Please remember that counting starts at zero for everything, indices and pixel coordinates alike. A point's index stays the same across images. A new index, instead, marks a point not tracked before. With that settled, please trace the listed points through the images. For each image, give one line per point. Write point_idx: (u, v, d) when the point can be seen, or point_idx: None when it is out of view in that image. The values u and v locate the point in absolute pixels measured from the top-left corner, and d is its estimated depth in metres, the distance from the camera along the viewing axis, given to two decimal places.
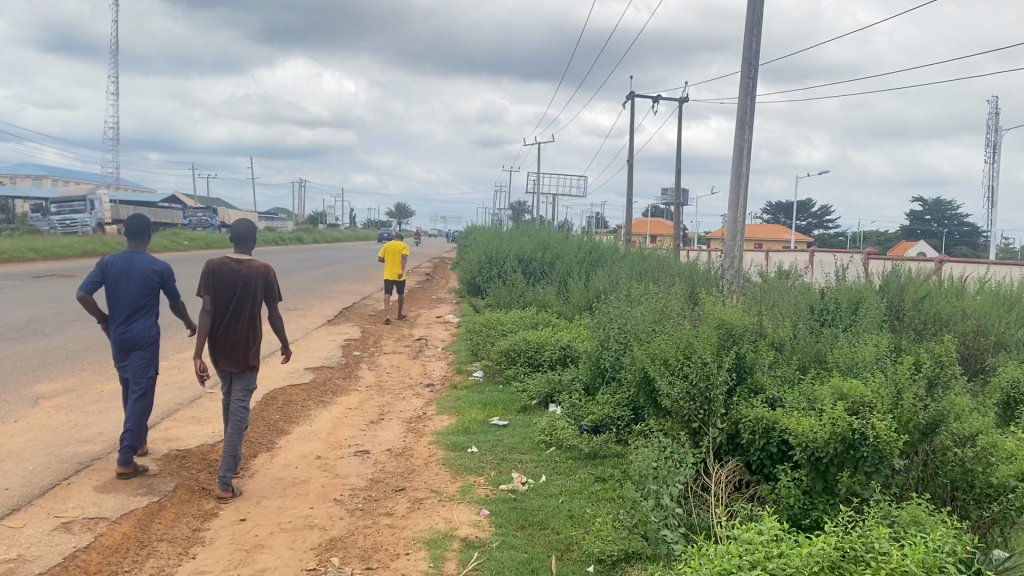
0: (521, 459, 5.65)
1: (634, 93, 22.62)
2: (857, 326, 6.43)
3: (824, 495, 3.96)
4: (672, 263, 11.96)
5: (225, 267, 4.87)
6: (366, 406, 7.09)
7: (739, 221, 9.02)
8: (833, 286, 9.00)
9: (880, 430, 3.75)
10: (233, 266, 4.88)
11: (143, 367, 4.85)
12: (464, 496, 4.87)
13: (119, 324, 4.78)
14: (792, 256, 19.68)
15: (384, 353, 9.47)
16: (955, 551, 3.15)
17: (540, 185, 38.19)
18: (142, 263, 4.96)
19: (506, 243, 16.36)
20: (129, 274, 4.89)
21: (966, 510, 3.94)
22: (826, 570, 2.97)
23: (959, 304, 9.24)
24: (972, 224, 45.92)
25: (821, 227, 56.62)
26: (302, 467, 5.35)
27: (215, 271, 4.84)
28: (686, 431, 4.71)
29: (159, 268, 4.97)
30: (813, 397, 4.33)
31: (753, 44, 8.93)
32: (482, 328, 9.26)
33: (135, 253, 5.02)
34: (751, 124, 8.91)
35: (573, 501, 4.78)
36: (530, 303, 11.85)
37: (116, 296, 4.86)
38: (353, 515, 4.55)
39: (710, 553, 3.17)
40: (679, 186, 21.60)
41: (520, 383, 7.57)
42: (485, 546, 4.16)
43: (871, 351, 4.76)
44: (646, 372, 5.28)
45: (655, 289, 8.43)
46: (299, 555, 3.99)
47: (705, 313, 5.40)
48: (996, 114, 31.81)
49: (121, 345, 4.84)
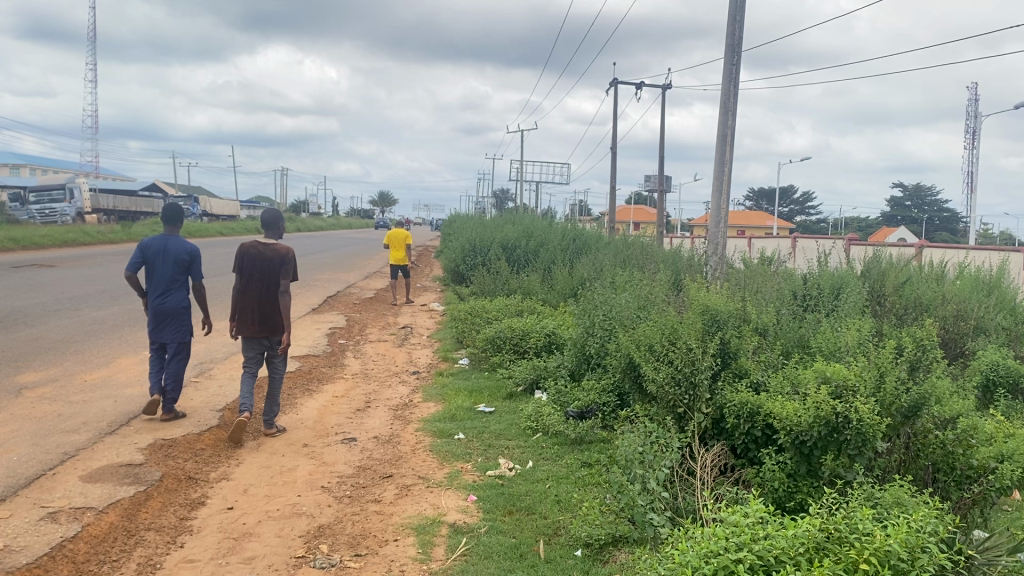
0: (507, 446, 5.67)
1: (618, 79, 22.56)
2: (839, 311, 6.49)
3: (808, 478, 4.01)
4: (656, 249, 12.01)
5: (254, 249, 5.69)
6: (352, 393, 7.10)
7: (723, 207, 9.06)
8: (815, 271, 9.09)
9: (863, 413, 3.79)
10: (259, 250, 5.70)
11: (176, 332, 5.72)
12: (452, 482, 4.89)
13: (157, 296, 5.66)
14: (774, 242, 19.86)
15: (370, 341, 9.47)
16: (937, 532, 3.20)
17: (524, 174, 38.09)
18: (176, 247, 5.85)
19: (491, 231, 16.33)
20: (165, 255, 5.79)
21: (947, 491, 3.99)
22: (811, 551, 3.01)
23: (939, 288, 9.36)
24: (951, 210, 46.37)
25: (802, 214, 57.01)
26: (288, 455, 5.35)
27: (244, 254, 5.70)
28: (672, 416, 4.75)
29: (191, 251, 5.83)
30: (796, 381, 4.38)
31: (736, 31, 8.96)
32: (467, 316, 9.28)
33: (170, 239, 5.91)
34: (735, 111, 8.94)
35: (560, 487, 4.82)
36: (515, 290, 11.86)
37: (155, 274, 5.75)
38: (341, 503, 4.56)
39: (697, 536, 3.20)
40: (662, 172, 21.69)
41: (507, 369, 7.60)
42: (474, 532, 4.18)
43: (854, 335, 4.80)
44: (631, 358, 5.30)
45: (640, 275, 8.46)
46: (288, 542, 4.00)
47: (690, 299, 5.43)
48: (974, 101, 32.07)
49: (158, 315, 5.69)
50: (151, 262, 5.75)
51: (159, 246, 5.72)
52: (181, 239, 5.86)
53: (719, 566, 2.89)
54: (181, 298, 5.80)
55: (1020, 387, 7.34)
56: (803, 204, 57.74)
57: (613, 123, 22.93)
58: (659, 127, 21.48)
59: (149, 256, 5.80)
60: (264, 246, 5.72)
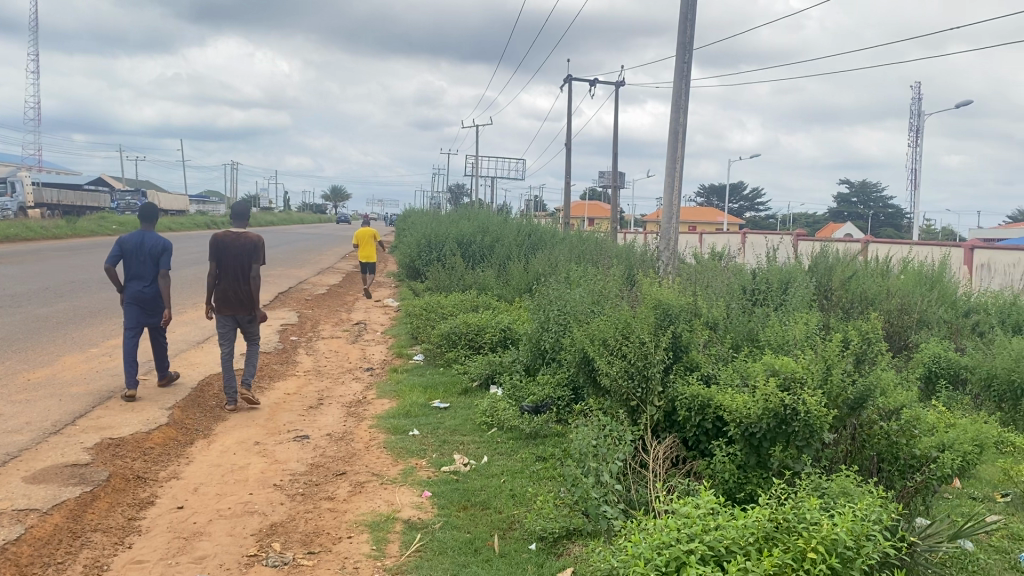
0: (462, 441, 5.67)
1: (573, 75, 22.58)
2: (788, 305, 6.60)
3: (757, 469, 4.08)
4: (610, 245, 12.11)
5: (226, 237, 6.44)
6: (304, 390, 7.03)
7: (675, 202, 9.15)
8: (764, 266, 9.24)
9: (811, 405, 3.86)
10: (229, 242, 6.41)
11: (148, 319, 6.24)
12: (406, 479, 4.88)
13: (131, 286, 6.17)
14: (725, 238, 20.18)
15: (322, 338, 9.40)
16: (882, 520, 3.29)
17: (479, 169, 38.01)
18: (151, 241, 6.35)
19: (446, 226, 16.27)
20: (140, 248, 6.30)
21: (891, 481, 4.11)
22: (761, 541, 3.07)
23: (884, 282, 9.57)
24: (896, 206, 47.53)
25: (752, 210, 57.93)
26: (240, 453, 5.29)
27: (216, 247, 6.39)
28: (625, 409, 4.79)
29: (163, 244, 6.31)
30: (745, 373, 4.46)
31: (688, 29, 9.05)
32: (422, 312, 9.25)
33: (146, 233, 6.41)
34: (686, 108, 9.04)
35: (515, 481, 4.84)
36: (471, 285, 11.84)
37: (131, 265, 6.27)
38: (294, 500, 4.52)
39: (649, 527, 3.24)
40: (616, 169, 21.86)
41: (461, 365, 7.60)
42: (428, 528, 4.17)
43: (802, 328, 4.90)
44: (585, 352, 5.34)
45: (594, 271, 8.51)
46: (239, 541, 3.95)
47: (642, 293, 5.48)
48: (918, 99, 32.92)
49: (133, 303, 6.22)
50: (128, 256, 6.26)
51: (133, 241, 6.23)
52: (155, 234, 6.35)
53: (672, 558, 2.93)
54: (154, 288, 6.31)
55: (960, 377, 7.54)
56: (754, 200, 58.57)
57: (568, 119, 22.93)
58: (614, 123, 21.55)
59: (125, 251, 6.31)
60: (234, 236, 6.45)
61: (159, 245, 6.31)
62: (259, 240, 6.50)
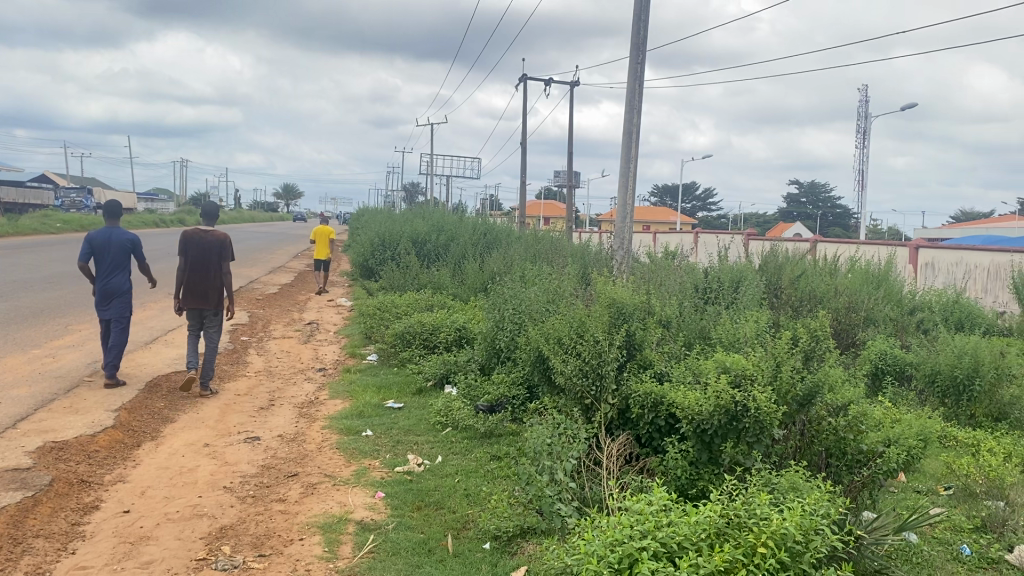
0: (415, 441, 5.64)
1: (528, 75, 22.57)
2: (739, 303, 6.69)
3: (709, 466, 4.13)
4: (565, 244, 12.14)
5: (195, 235, 6.85)
6: (255, 391, 6.93)
7: (630, 202, 9.21)
8: (716, 265, 9.34)
9: (761, 402, 3.92)
10: (198, 240, 6.80)
11: (121, 309, 6.55)
12: (359, 480, 4.83)
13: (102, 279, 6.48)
14: (678, 237, 20.41)
15: (274, 338, 9.28)
16: (829, 514, 3.35)
17: (434, 168, 37.86)
18: (120, 237, 6.70)
19: (400, 225, 16.15)
20: (109, 244, 6.62)
21: (839, 475, 4.17)
22: (712, 536, 3.10)
23: (832, 281, 9.77)
24: (844, 207, 48.53)
25: (705, 210, 58.67)
26: (189, 455, 5.19)
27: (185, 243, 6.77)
28: (579, 407, 4.80)
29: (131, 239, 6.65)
30: (698, 370, 4.50)
31: (642, 29, 9.12)
32: (375, 311, 9.18)
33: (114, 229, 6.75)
34: (640, 108, 9.11)
35: (469, 480, 4.82)
36: (425, 285, 11.78)
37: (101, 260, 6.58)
38: (244, 503, 4.45)
39: (603, 525, 3.25)
40: (571, 169, 21.98)
41: (415, 365, 7.56)
42: (381, 529, 4.14)
43: (752, 327, 4.96)
44: (540, 351, 5.34)
45: (549, 270, 8.52)
46: (188, 545, 3.87)
47: (597, 292, 5.50)
48: (864, 102, 33.68)
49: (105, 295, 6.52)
50: (98, 251, 6.59)
51: (103, 236, 6.56)
52: (123, 229, 6.68)
53: (624, 554, 2.94)
54: (124, 280, 6.62)
55: (906, 374, 7.73)
56: (706, 201, 59.31)
57: (522, 119, 22.93)
58: (569, 123, 21.60)
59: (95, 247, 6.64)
60: (202, 235, 6.84)
61: (128, 239, 6.65)
62: (226, 239, 6.90)
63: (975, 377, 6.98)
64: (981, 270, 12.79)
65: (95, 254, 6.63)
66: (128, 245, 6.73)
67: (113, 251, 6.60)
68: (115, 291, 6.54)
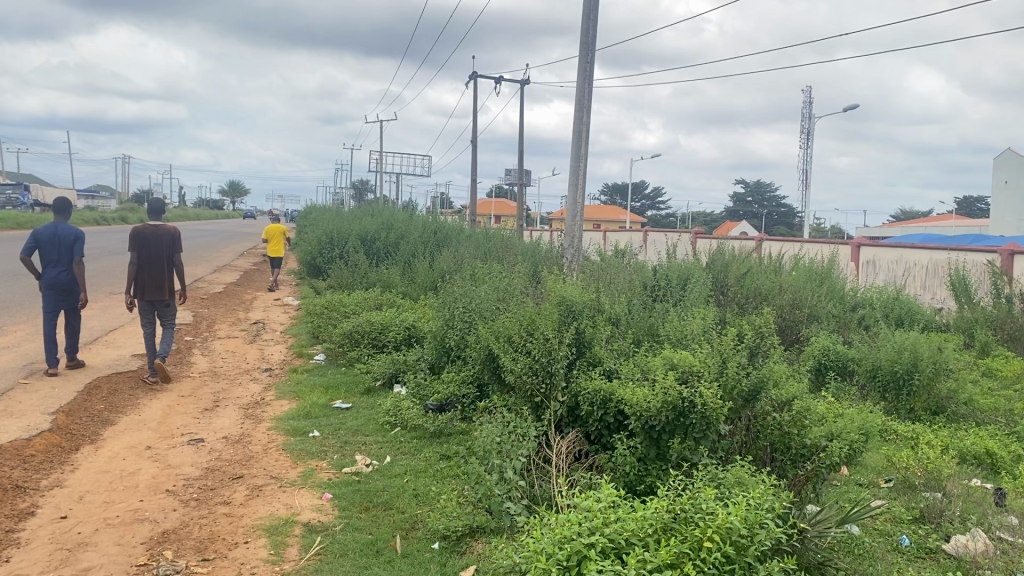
0: (364, 442, 5.58)
1: (478, 72, 22.50)
2: (687, 301, 6.76)
3: (657, 462, 4.16)
4: (515, 242, 12.15)
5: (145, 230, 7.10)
6: (199, 392, 6.78)
7: (579, 200, 9.25)
8: (664, 263, 9.41)
9: (707, 398, 3.96)
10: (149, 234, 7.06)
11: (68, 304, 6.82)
12: (306, 481, 4.77)
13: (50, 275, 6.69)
14: (627, 236, 20.58)
15: (219, 338, 9.10)
16: (774, 508, 3.40)
17: (383, 166, 37.57)
18: (64, 232, 6.83)
19: (348, 223, 15.98)
20: (55, 240, 6.77)
21: (784, 469, 4.23)
22: (659, 532, 3.12)
23: (777, 279, 9.93)
24: (788, 205, 49.45)
25: (654, 209, 59.27)
26: (130, 458, 5.07)
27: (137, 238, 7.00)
28: (529, 405, 4.79)
29: (77, 236, 6.83)
30: (646, 367, 4.53)
31: (591, 28, 9.16)
32: (323, 310, 9.07)
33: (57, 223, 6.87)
34: (589, 107, 9.15)
35: (418, 480, 4.79)
36: (374, 283, 11.67)
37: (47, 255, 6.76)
38: (187, 506, 4.35)
39: (551, 522, 3.24)
40: (521, 168, 22.00)
41: (364, 365, 7.49)
42: (329, 530, 4.09)
43: (699, 324, 5.01)
44: (490, 350, 5.32)
45: (499, 268, 8.50)
46: (129, 550, 3.78)
47: (546, 290, 5.50)
48: (808, 103, 34.34)
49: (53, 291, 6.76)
50: (44, 247, 6.74)
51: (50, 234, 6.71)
52: (68, 225, 6.82)
53: (572, 551, 2.93)
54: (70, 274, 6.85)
55: (848, 369, 7.91)
56: (655, 199, 59.92)
57: (472, 116, 22.85)
58: (519, 121, 21.59)
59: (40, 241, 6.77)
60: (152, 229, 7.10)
61: (73, 236, 6.81)
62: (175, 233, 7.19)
63: (914, 372, 7.16)
64: (920, 267, 13.14)
65: (40, 248, 6.77)
66: (72, 239, 6.87)
67: (58, 247, 6.76)
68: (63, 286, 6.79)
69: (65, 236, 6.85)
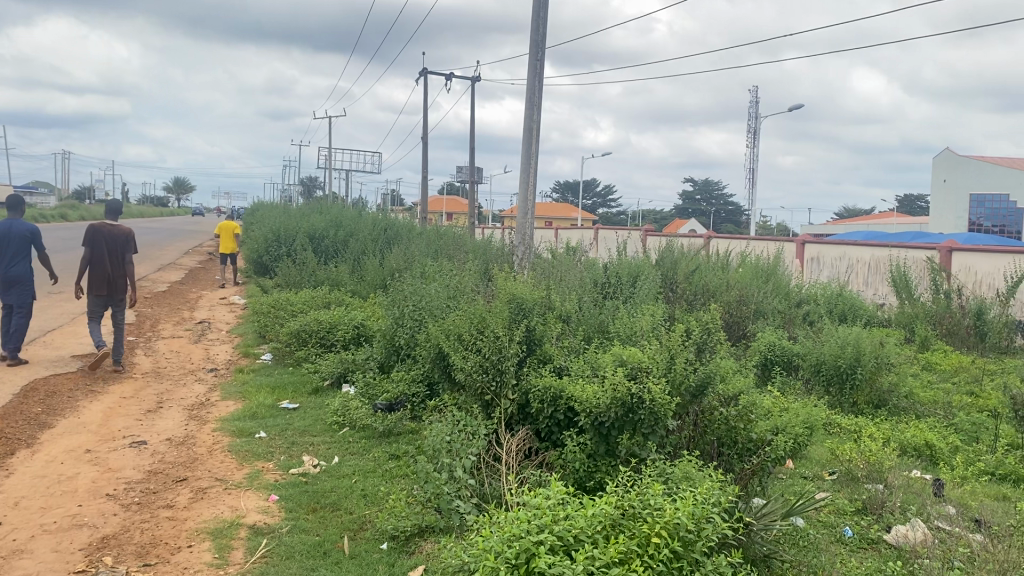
0: (311, 442, 5.51)
1: (428, 69, 22.38)
2: (636, 298, 6.80)
3: (606, 458, 4.17)
4: (466, 240, 12.11)
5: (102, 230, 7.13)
6: (142, 394, 6.63)
7: (530, 198, 9.25)
8: (615, 260, 9.46)
9: (656, 393, 3.99)
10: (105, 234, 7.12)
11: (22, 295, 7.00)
12: (252, 483, 4.69)
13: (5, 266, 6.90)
14: (579, 233, 20.69)
15: (163, 338, 8.91)
16: (720, 502, 3.44)
17: (333, 162, 37.16)
18: (19, 227, 7.12)
19: (297, 220, 15.75)
20: (10, 234, 7.05)
21: (730, 463, 4.28)
22: (608, 528, 3.13)
23: (725, 276, 10.06)
24: (736, 203, 50.22)
25: (605, 206, 59.70)
26: (68, 462, 4.92)
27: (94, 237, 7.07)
28: (479, 403, 4.76)
29: (31, 229, 7.13)
30: (596, 364, 4.55)
31: (541, 27, 9.17)
32: (271, 309, 8.94)
33: (12, 220, 7.16)
34: (540, 105, 9.15)
35: (367, 480, 4.74)
36: (323, 281, 11.53)
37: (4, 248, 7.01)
38: (128, 510, 4.25)
39: (500, 521, 3.23)
40: (473, 165, 21.96)
41: (312, 364, 7.40)
42: (275, 532, 4.02)
43: (649, 320, 5.05)
44: (440, 348, 5.28)
45: (449, 265, 8.47)
46: (66, 557, 3.67)
47: (497, 288, 5.49)
48: (754, 102, 34.85)
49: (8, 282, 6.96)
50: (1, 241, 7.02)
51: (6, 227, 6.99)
52: (22, 220, 7.12)
53: (521, 549, 2.92)
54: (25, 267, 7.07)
55: (793, 364, 8.05)
56: (606, 197, 60.33)
57: (423, 112, 22.71)
58: (470, 117, 21.52)
59: None
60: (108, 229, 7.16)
61: (28, 230, 7.11)
62: (130, 234, 7.25)
63: (857, 367, 7.33)
64: (862, 264, 13.44)
65: None
66: (27, 234, 7.14)
67: (14, 241, 7.03)
68: (17, 277, 6.99)
69: (19, 231, 7.12)
